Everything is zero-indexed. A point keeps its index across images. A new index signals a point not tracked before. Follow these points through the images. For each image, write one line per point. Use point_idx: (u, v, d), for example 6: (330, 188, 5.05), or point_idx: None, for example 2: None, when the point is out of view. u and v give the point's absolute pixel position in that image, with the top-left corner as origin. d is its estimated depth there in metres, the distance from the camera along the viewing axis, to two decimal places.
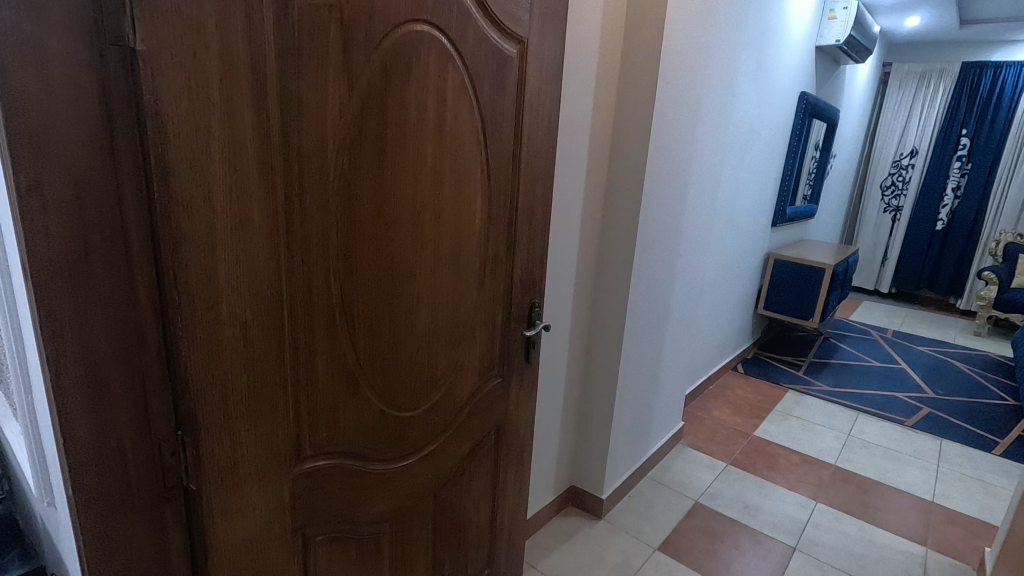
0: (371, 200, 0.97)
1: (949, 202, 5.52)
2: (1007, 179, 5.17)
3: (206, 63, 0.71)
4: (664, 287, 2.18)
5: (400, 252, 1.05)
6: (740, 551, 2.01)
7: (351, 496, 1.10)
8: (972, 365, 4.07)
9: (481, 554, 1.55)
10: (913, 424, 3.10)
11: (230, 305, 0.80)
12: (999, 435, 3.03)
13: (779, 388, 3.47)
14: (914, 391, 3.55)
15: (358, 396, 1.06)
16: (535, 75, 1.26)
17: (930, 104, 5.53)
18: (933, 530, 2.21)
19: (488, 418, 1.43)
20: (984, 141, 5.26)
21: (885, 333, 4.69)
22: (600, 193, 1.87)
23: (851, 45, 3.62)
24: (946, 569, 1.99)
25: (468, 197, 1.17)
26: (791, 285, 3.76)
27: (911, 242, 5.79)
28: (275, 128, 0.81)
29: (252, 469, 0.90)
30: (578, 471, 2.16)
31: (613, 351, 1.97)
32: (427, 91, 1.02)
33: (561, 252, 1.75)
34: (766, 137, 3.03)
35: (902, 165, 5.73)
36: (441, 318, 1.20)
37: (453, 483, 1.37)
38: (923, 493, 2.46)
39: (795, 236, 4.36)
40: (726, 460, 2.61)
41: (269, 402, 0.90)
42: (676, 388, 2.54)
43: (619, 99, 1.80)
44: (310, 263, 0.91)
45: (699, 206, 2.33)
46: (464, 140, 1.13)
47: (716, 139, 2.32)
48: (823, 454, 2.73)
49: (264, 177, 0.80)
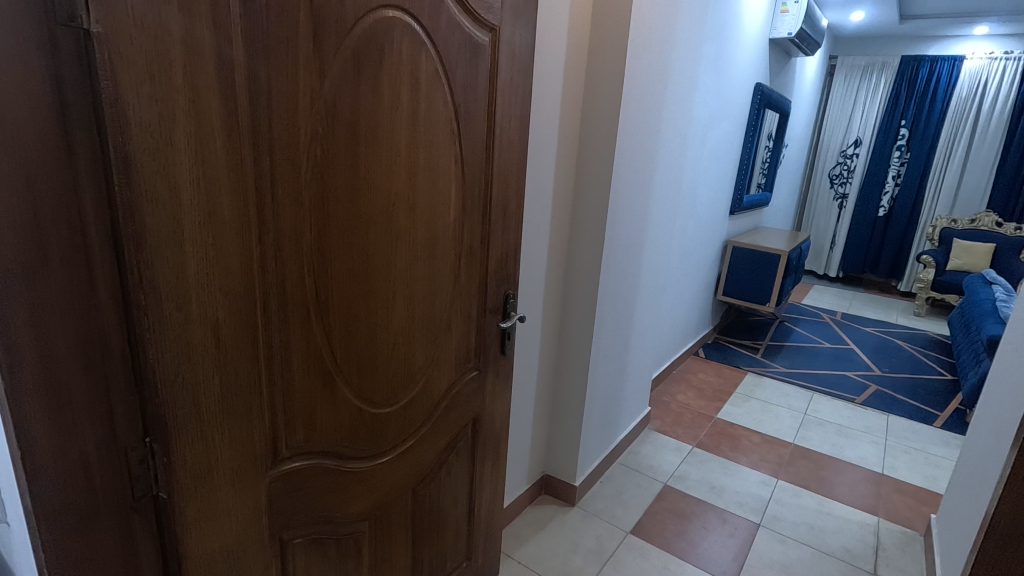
0: (346, 192, 0.94)
1: (890, 189, 5.80)
2: (942, 167, 5.50)
3: (168, 46, 0.67)
4: (632, 275, 2.21)
5: (375, 244, 1.03)
6: (708, 530, 2.07)
7: (330, 497, 1.07)
8: (913, 344, 4.32)
9: (459, 548, 1.55)
10: (862, 402, 3.27)
11: (201, 304, 0.77)
12: (939, 409, 3.23)
13: (739, 371, 3.59)
14: (862, 369, 3.74)
15: (335, 394, 1.03)
16: (505, 65, 1.24)
17: (873, 97, 5.78)
18: (883, 500, 2.34)
19: (465, 410, 1.42)
20: (922, 132, 5.54)
21: (835, 316, 4.91)
22: (570, 183, 1.87)
23: (802, 39, 3.74)
24: (896, 537, 2.11)
25: (443, 187, 1.15)
26: (749, 272, 3.88)
27: (857, 227, 6.06)
28: (244, 116, 0.77)
29: (227, 473, 0.86)
30: (550, 460, 2.18)
31: (584, 340, 1.99)
32: (400, 80, 0.99)
33: (532, 242, 1.75)
34: (724, 128, 3.09)
35: (848, 154, 5.99)
36: (418, 311, 1.18)
37: (432, 479, 1.36)
38: (874, 466, 2.60)
39: (751, 223, 4.49)
40: (692, 442, 2.68)
41: (244, 404, 0.86)
42: (643, 375, 2.59)
43: (586, 89, 1.80)
44: (284, 259, 0.87)
45: (664, 195, 2.37)
46: (437, 131, 1.10)
47: (679, 129, 2.36)
48: (781, 433, 2.85)
49: (233, 169, 0.77)
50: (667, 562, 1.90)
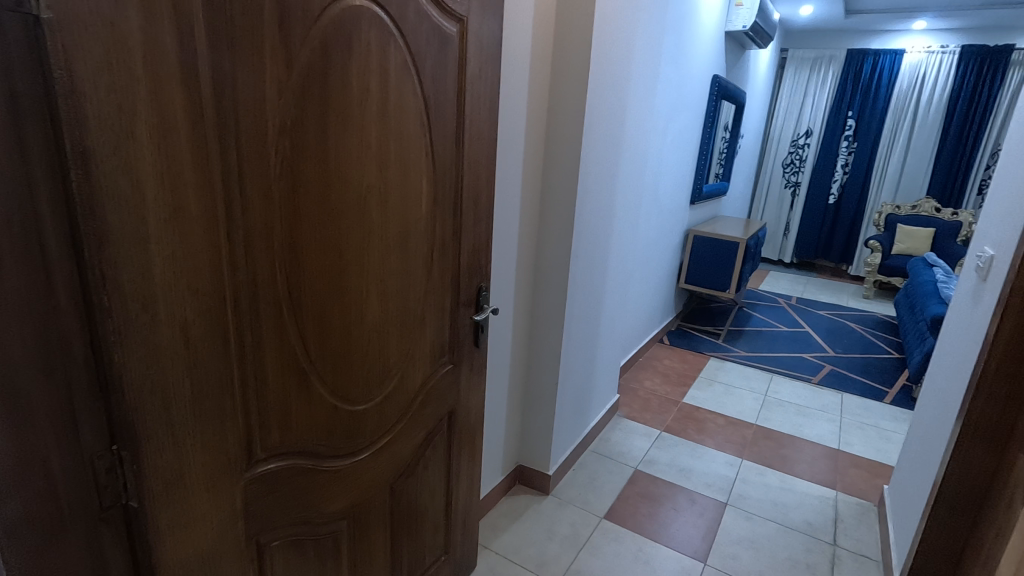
0: (317, 186, 0.92)
1: (839, 177, 6.05)
2: (886, 157, 5.78)
3: (127, 34, 0.63)
4: (600, 265, 2.24)
5: (347, 239, 1.01)
6: (678, 511, 2.13)
7: (307, 497, 1.05)
8: (863, 325, 4.54)
9: (437, 542, 1.54)
10: (818, 381, 3.42)
11: (169, 304, 0.74)
12: (888, 386, 3.41)
13: (702, 356, 3.70)
14: (817, 351, 3.91)
15: (310, 392, 1.01)
16: (474, 56, 1.23)
17: (822, 88, 6.00)
18: (841, 475, 2.46)
19: (441, 404, 1.42)
20: (868, 122, 5.79)
21: (790, 300, 5.10)
22: (538, 174, 1.88)
23: (756, 32, 3.84)
24: (853, 508, 2.23)
25: (414, 180, 1.14)
26: (709, 260, 3.99)
27: (809, 214, 6.30)
28: (209, 108, 0.74)
29: (201, 477, 0.84)
30: (524, 451, 2.19)
31: (555, 330, 2.00)
32: (368, 72, 0.97)
33: (502, 233, 1.75)
34: (684, 118, 3.15)
35: (800, 144, 6.20)
36: (392, 307, 1.16)
37: (409, 474, 1.35)
38: (831, 442, 2.72)
39: (710, 213, 4.61)
40: (660, 427, 2.75)
41: (217, 406, 0.84)
42: (612, 363, 2.63)
43: (552, 81, 1.80)
44: (254, 256, 0.85)
45: (629, 185, 2.40)
46: (408, 123, 1.09)
47: (642, 119, 2.39)
48: (744, 414, 2.95)
49: (199, 163, 0.74)
50: (641, 544, 1.95)
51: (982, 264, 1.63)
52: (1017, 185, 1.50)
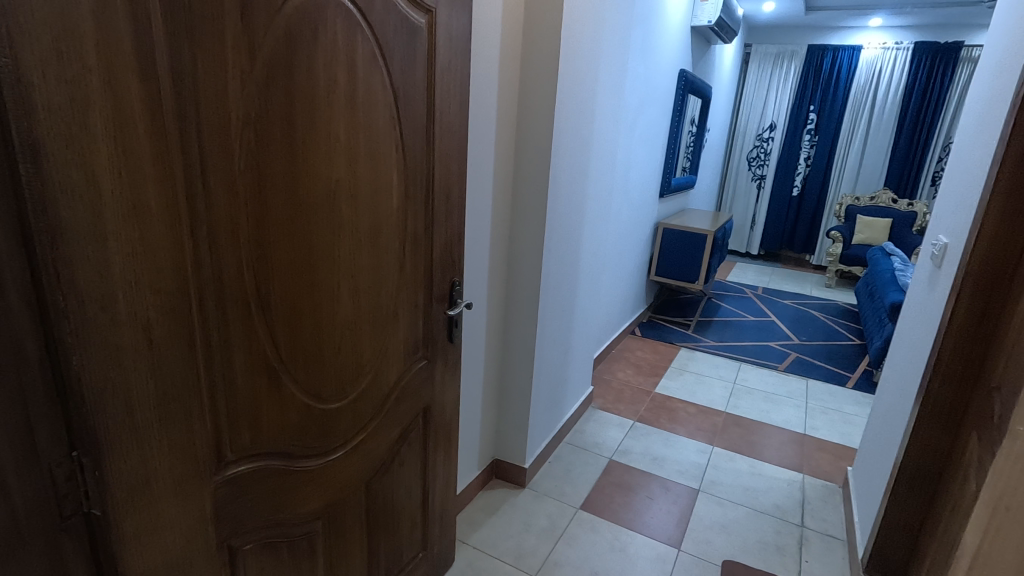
0: (284, 180, 0.90)
1: (802, 170, 6.21)
2: (845, 150, 5.96)
3: (77, 21, 0.60)
4: (572, 257, 2.25)
5: (317, 234, 0.99)
6: (653, 499, 2.17)
7: (279, 499, 1.03)
8: (826, 313, 4.68)
9: (414, 539, 1.53)
10: (784, 368, 3.52)
11: (130, 303, 0.71)
12: (850, 371, 3.54)
13: (673, 347, 3.76)
14: (783, 339, 4.02)
15: (281, 391, 0.99)
16: (443, 48, 1.22)
17: (784, 83, 6.13)
18: (807, 458, 2.54)
19: (416, 401, 1.40)
20: (828, 116, 5.96)
21: (756, 291, 5.23)
22: (509, 167, 1.87)
23: (721, 27, 3.90)
24: (819, 491, 2.30)
25: (384, 173, 1.12)
26: (678, 252, 4.05)
27: (773, 207, 6.45)
28: (168, 99, 0.71)
29: (168, 482, 0.81)
30: (500, 445, 2.20)
31: (529, 323, 2.01)
32: (335, 62, 0.95)
33: (475, 227, 1.74)
34: (652, 112, 3.19)
35: (764, 138, 6.34)
36: (364, 303, 1.15)
37: (385, 472, 1.34)
38: (797, 427, 2.81)
39: (678, 206, 4.68)
40: (633, 417, 2.79)
41: (184, 408, 0.81)
42: (585, 356, 2.65)
43: (522, 74, 1.80)
44: (219, 253, 0.82)
45: (600, 178, 2.42)
46: (377, 115, 1.07)
47: (612, 113, 2.41)
48: (714, 402, 3.01)
49: (159, 158, 0.71)
50: (617, 533, 1.97)
51: (937, 252, 1.70)
52: (969, 175, 1.56)
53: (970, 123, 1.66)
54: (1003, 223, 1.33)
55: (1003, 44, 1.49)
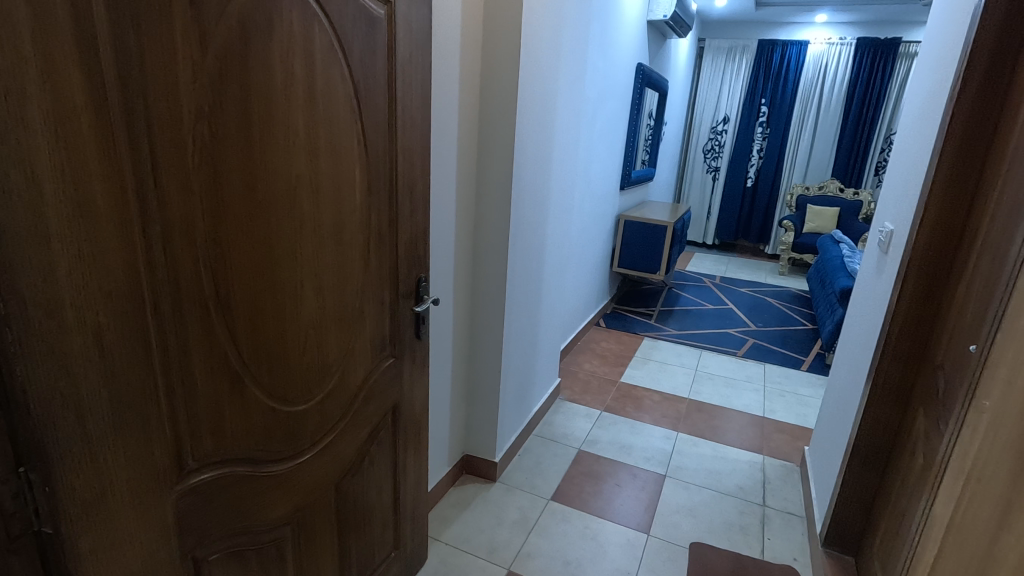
0: (241, 176, 0.86)
1: (755, 162, 6.41)
2: (795, 142, 6.18)
3: (8, 7, 0.56)
4: (537, 251, 2.25)
5: (278, 232, 0.95)
6: (621, 487, 2.21)
7: (246, 506, 1.00)
8: (780, 300, 4.86)
9: (386, 538, 1.52)
10: (743, 354, 3.63)
11: (78, 307, 0.67)
12: (804, 355, 3.68)
13: (637, 337, 3.83)
14: (741, 326, 4.15)
15: (244, 395, 0.95)
16: (403, 40, 1.19)
17: (736, 77, 6.29)
18: (766, 440, 2.63)
19: (384, 399, 1.38)
20: (779, 109, 6.15)
21: (714, 280, 5.37)
22: (472, 161, 1.85)
23: (676, 21, 3.97)
24: (779, 471, 2.39)
25: (346, 168, 1.09)
26: (640, 243, 4.12)
27: (729, 198, 6.63)
28: (114, 90, 0.67)
29: (126, 494, 0.77)
30: (469, 440, 2.19)
31: (497, 317, 2.00)
32: (292, 53, 0.91)
33: (439, 222, 1.72)
34: (611, 106, 3.22)
35: (718, 131, 6.50)
36: (328, 302, 1.12)
37: (355, 472, 1.32)
38: (756, 411, 2.91)
39: (638, 198, 4.76)
40: (600, 407, 2.83)
41: (140, 416, 0.77)
42: (552, 348, 2.67)
43: (483, 67, 1.78)
44: (175, 253, 0.78)
45: (563, 171, 2.43)
46: (337, 110, 1.04)
47: (573, 106, 2.42)
48: (678, 389, 3.09)
49: (105, 154, 0.67)
50: (588, 522, 2.00)
51: (884, 238, 1.78)
52: (911, 165, 1.64)
53: (911, 115, 1.74)
54: (943, 210, 1.40)
55: (940, 40, 1.56)
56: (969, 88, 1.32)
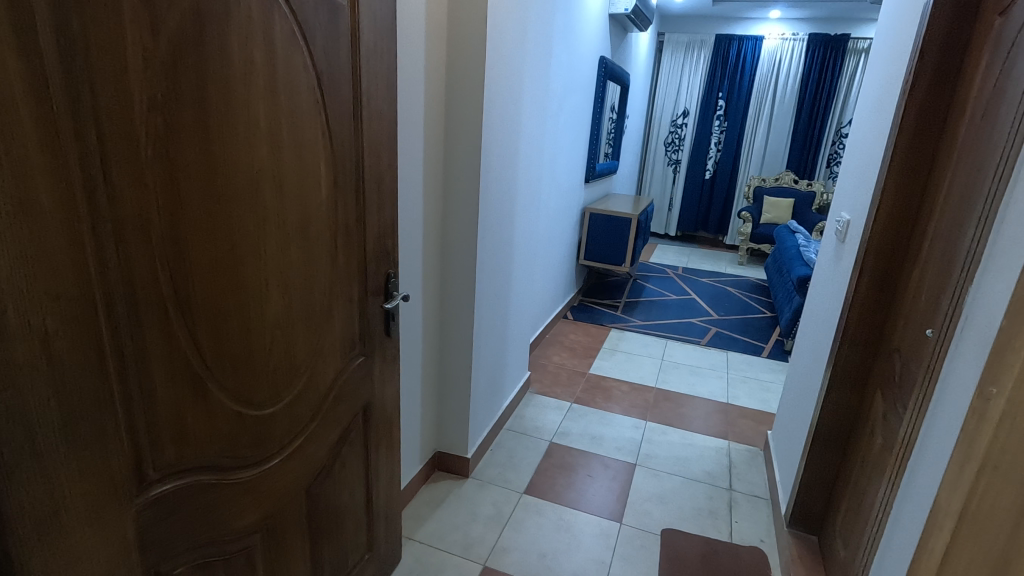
0: (199, 171, 0.82)
1: (713, 155, 6.55)
2: (752, 135, 6.34)
3: None
4: (505, 244, 2.24)
5: (240, 229, 0.91)
6: (593, 477, 2.23)
7: (214, 515, 0.96)
8: (740, 289, 5.00)
9: (359, 541, 1.49)
10: (707, 343, 3.72)
11: (23, 312, 0.62)
12: (764, 342, 3.80)
13: (604, 328, 3.87)
14: (704, 315, 4.25)
15: (208, 400, 0.91)
16: (368, 28, 1.15)
17: (695, 71, 6.40)
18: (731, 426, 2.71)
19: (355, 399, 1.35)
20: (736, 103, 6.30)
21: (677, 271, 5.48)
22: (439, 154, 1.82)
23: (637, 15, 4.00)
24: (744, 455, 2.46)
25: (311, 162, 1.05)
26: (605, 236, 4.16)
27: (689, 190, 6.77)
28: (57, 79, 0.62)
29: (82, 510, 0.73)
30: (441, 437, 2.17)
31: (467, 312, 1.98)
32: (251, 40, 0.87)
33: (407, 217, 1.69)
34: (575, 98, 3.22)
35: (678, 124, 6.61)
36: (295, 301, 1.08)
37: (325, 475, 1.28)
38: (721, 397, 2.98)
39: (602, 190, 4.80)
40: (570, 399, 2.85)
41: (95, 426, 0.73)
42: (521, 341, 2.67)
43: (449, 58, 1.75)
44: (130, 254, 0.74)
45: (529, 164, 2.42)
46: (300, 101, 1.00)
47: (539, 98, 2.41)
48: (646, 379, 3.14)
49: (50, 148, 0.62)
50: (562, 513, 2.01)
51: (841, 228, 1.84)
52: (866, 157, 1.70)
53: (865, 109, 1.80)
54: (898, 200, 1.46)
55: (893, 35, 1.62)
56: (920, 83, 1.37)
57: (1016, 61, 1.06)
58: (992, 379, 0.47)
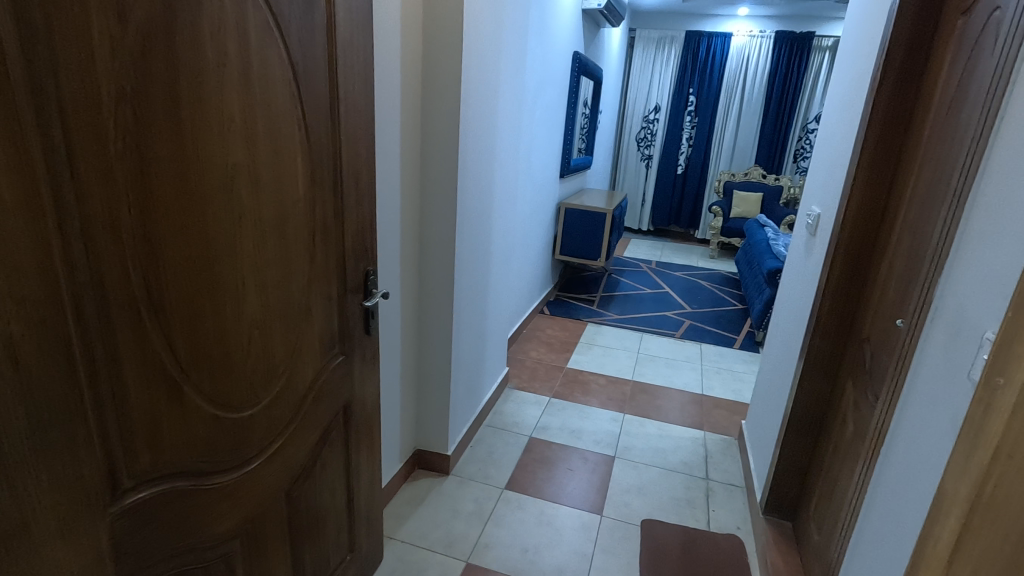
0: (171, 166, 0.79)
1: (685, 150, 6.65)
2: (721, 130, 6.45)
3: None
4: (483, 240, 2.23)
5: (214, 226, 0.88)
6: (573, 471, 2.25)
7: (191, 522, 0.93)
8: (712, 282, 5.09)
9: (341, 542, 1.46)
10: (681, 335, 3.78)
11: None
12: (736, 333, 3.88)
13: (580, 323, 3.89)
14: (677, 308, 4.32)
15: (184, 404, 0.88)
16: (344, 20, 1.13)
17: (666, 67, 6.47)
18: (706, 416, 2.76)
19: (335, 399, 1.33)
20: (706, 99, 6.39)
21: (651, 264, 5.55)
22: (416, 149, 1.80)
23: (610, 11, 4.01)
24: (719, 445, 2.51)
25: (287, 157, 1.02)
26: (580, 231, 4.18)
27: (662, 185, 6.85)
28: (18, 69, 0.59)
29: (52, 522, 0.70)
30: (421, 435, 2.15)
31: (445, 309, 1.97)
32: (224, 32, 0.84)
33: (384, 213, 1.66)
34: (550, 93, 3.22)
35: (650, 119, 6.68)
36: (272, 300, 1.05)
37: (306, 477, 1.25)
38: (696, 388, 3.04)
39: (577, 185, 4.82)
40: (548, 393, 2.86)
41: (65, 433, 0.70)
42: (499, 337, 2.66)
43: (425, 53, 1.73)
44: (98, 253, 0.70)
45: (506, 159, 2.41)
46: (275, 93, 0.97)
47: (515, 92, 2.40)
48: (622, 372, 3.17)
49: (11, 142, 0.59)
50: (543, 508, 2.02)
51: (812, 222, 1.89)
52: (836, 153, 1.74)
53: (834, 105, 1.85)
54: (866, 194, 1.50)
55: (860, 34, 1.66)
56: (887, 81, 1.41)
57: (978, 60, 1.10)
58: (997, 370, 0.46)
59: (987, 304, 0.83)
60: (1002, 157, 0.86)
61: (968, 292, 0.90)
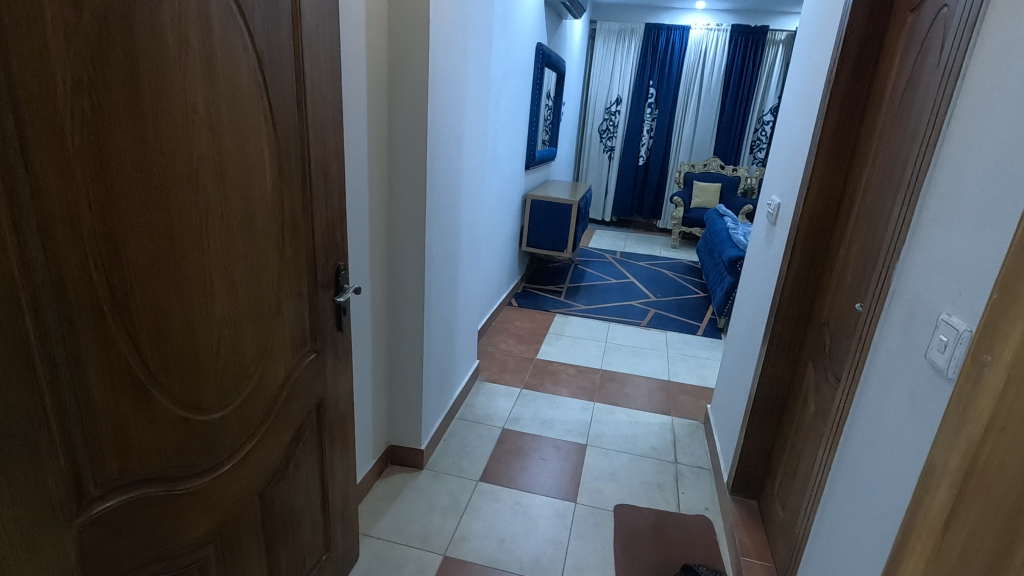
0: (133, 160, 0.75)
1: (646, 141, 6.75)
2: (681, 122, 6.58)
3: None
4: (451, 233, 2.21)
5: (180, 221, 0.84)
6: (546, 460, 2.27)
7: (162, 528, 0.90)
8: (675, 271, 5.21)
9: (316, 542, 1.44)
10: (647, 324, 3.86)
11: None
12: (699, 320, 3.99)
13: (548, 314, 3.92)
14: (642, 297, 4.40)
15: (152, 408, 0.85)
16: (309, 9, 1.09)
17: (626, 59, 6.53)
18: (673, 402, 2.83)
19: (308, 397, 1.30)
20: (666, 91, 6.49)
21: (615, 255, 5.63)
22: (383, 142, 1.76)
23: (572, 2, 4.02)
24: (686, 429, 2.58)
25: (254, 150, 0.99)
26: (547, 222, 4.20)
27: (624, 176, 6.95)
28: None
29: (13, 535, 0.66)
30: (393, 431, 2.13)
31: (416, 303, 1.95)
32: (185, 19, 0.80)
33: (353, 206, 1.63)
34: (515, 85, 3.21)
35: (611, 111, 6.74)
36: (242, 298, 1.02)
37: (279, 477, 1.23)
38: (662, 375, 3.11)
39: (541, 177, 4.83)
40: (519, 385, 2.88)
41: (26, 442, 0.66)
42: (469, 330, 2.65)
43: (391, 44, 1.70)
44: (57, 253, 0.67)
45: (473, 151, 2.39)
46: (241, 84, 0.93)
47: (481, 83, 2.38)
48: (591, 361, 3.22)
49: None
50: (518, 498, 2.04)
51: (772, 212, 1.95)
52: (795, 144, 1.80)
53: (792, 98, 1.91)
54: (824, 184, 1.56)
55: (816, 29, 1.72)
56: (842, 76, 1.47)
57: (928, 56, 1.16)
58: None
59: (941, 287, 0.88)
60: (954, 148, 0.91)
61: (923, 276, 0.95)
